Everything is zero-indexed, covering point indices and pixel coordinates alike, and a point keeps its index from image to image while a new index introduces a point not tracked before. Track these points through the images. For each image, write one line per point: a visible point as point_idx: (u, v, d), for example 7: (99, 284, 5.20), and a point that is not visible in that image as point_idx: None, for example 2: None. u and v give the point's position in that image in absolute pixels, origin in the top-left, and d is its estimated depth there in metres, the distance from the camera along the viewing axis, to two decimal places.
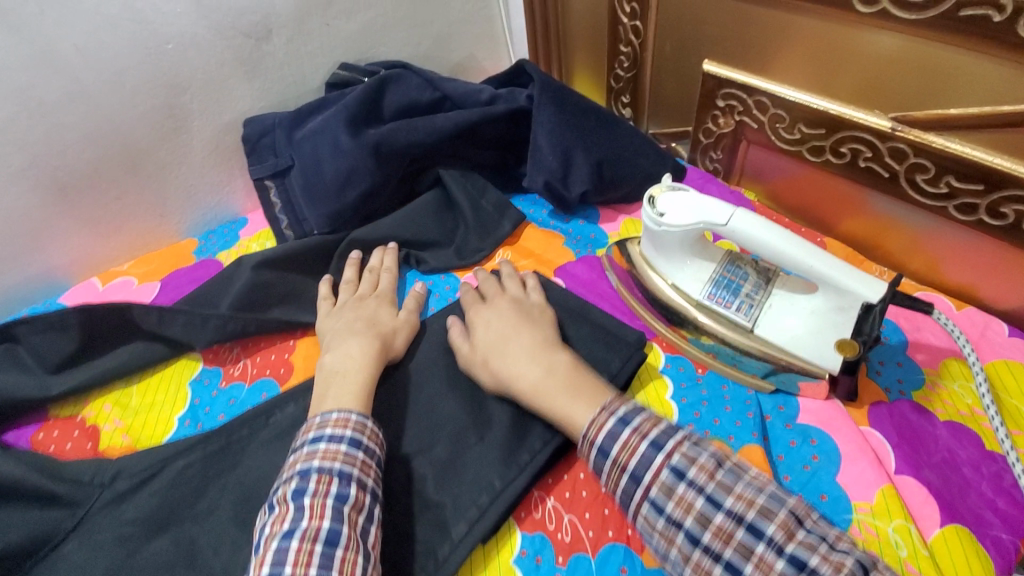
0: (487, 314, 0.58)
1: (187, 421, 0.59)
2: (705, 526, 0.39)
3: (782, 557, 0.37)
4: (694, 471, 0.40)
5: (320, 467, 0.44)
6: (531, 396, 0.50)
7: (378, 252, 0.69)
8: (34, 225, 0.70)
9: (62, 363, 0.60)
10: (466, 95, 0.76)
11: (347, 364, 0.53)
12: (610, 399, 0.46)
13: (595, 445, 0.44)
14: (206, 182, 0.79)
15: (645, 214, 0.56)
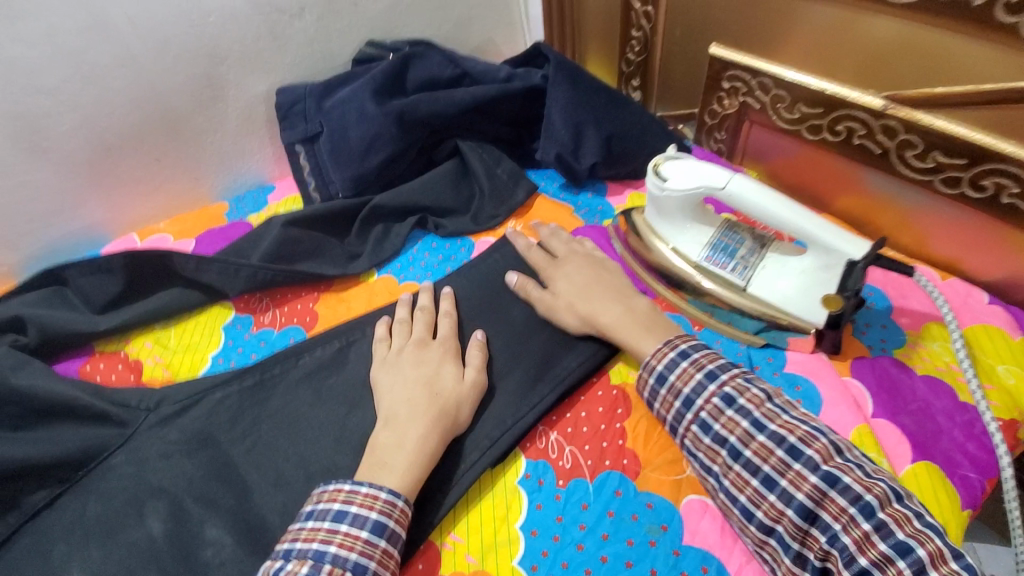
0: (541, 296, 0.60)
1: (221, 360, 0.64)
2: (747, 444, 0.44)
3: (816, 474, 0.42)
4: (744, 399, 0.46)
5: (336, 555, 0.42)
6: (618, 333, 0.55)
7: (428, 293, 0.63)
8: (80, 182, 0.75)
9: (106, 302, 0.66)
10: (485, 72, 0.81)
11: (409, 410, 0.51)
12: (673, 337, 0.51)
13: (655, 371, 0.50)
14: (238, 149, 0.84)
15: (650, 181, 0.61)
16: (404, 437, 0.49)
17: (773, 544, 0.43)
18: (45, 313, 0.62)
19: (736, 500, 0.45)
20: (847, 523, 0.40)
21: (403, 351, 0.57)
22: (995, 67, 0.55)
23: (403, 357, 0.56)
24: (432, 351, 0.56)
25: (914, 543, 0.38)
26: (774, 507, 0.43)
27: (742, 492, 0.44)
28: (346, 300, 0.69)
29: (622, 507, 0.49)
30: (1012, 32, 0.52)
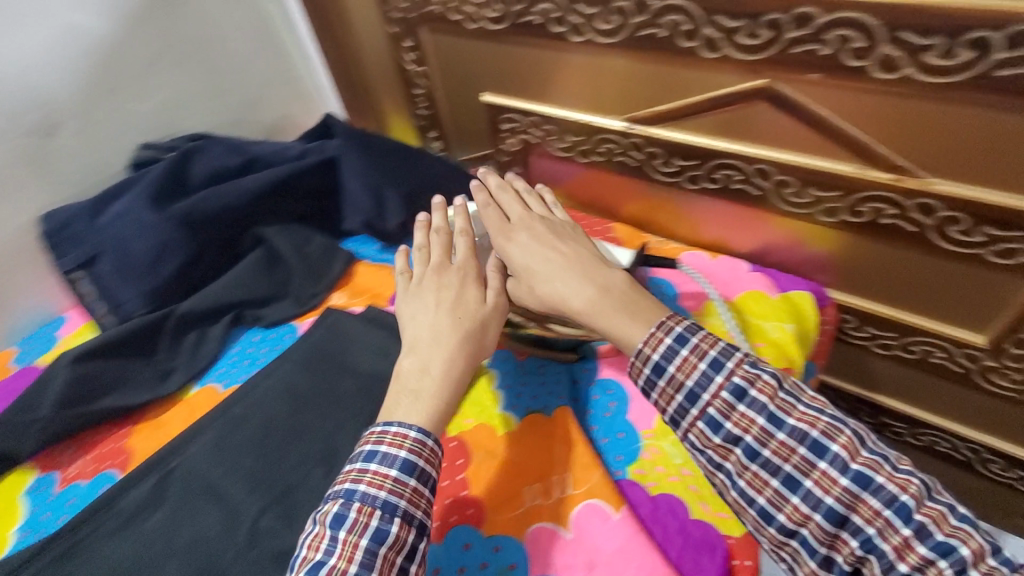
0: (525, 223, 0.62)
1: (26, 533, 0.57)
2: (767, 443, 0.46)
3: (846, 474, 0.43)
4: (756, 390, 0.47)
5: (366, 492, 0.46)
6: (590, 314, 0.54)
7: (439, 212, 0.66)
8: None
9: None
10: (275, 154, 0.81)
11: (433, 336, 0.55)
12: (667, 318, 0.52)
13: (651, 361, 0.50)
14: (10, 287, 0.75)
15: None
16: (428, 364, 0.53)
17: (794, 545, 0.45)
18: None
19: (753, 502, 0.46)
20: (884, 528, 0.42)
21: (423, 278, 0.61)
22: (694, 82, 0.63)
23: (426, 287, 0.59)
24: (455, 279, 0.59)
25: (954, 542, 0.41)
26: (798, 510, 0.45)
27: (760, 494, 0.46)
28: (165, 424, 0.64)
29: (471, 558, 0.50)
30: (692, 54, 0.61)
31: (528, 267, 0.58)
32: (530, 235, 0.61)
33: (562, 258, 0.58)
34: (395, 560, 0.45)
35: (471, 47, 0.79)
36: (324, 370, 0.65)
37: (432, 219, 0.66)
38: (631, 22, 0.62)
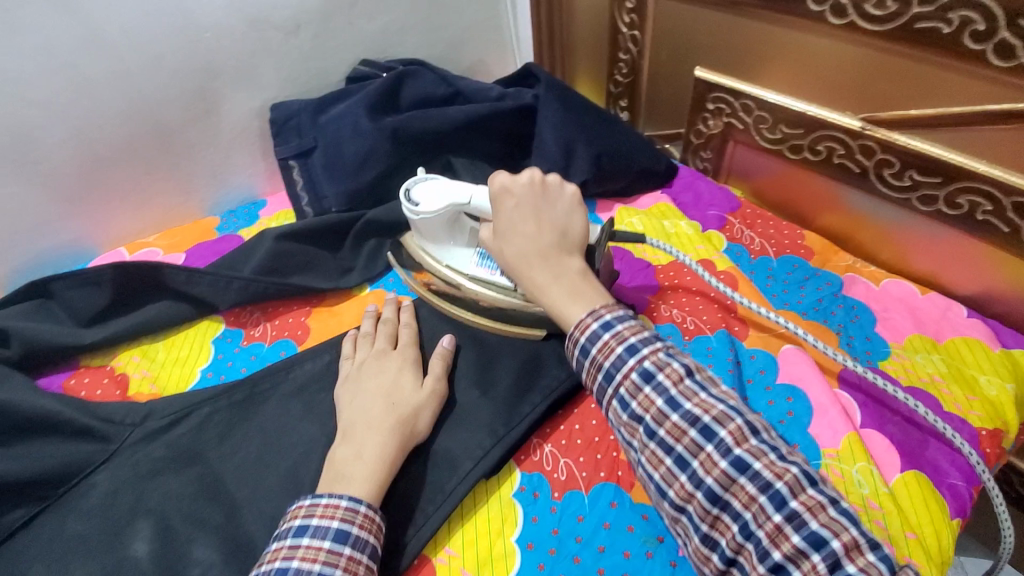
0: (510, 184, 0.54)
1: (210, 374, 0.63)
2: (662, 423, 0.41)
3: (726, 458, 0.38)
4: (663, 375, 0.41)
5: (299, 569, 0.40)
6: (539, 295, 0.49)
7: (390, 306, 0.63)
8: (68, 195, 0.74)
9: (93, 306, 0.64)
10: (477, 91, 0.82)
11: (367, 421, 0.50)
12: (601, 307, 0.46)
13: (577, 346, 0.45)
14: (230, 163, 0.84)
15: (403, 207, 0.62)
16: (363, 447, 0.48)
17: (684, 521, 0.41)
18: (31, 325, 0.60)
19: (650, 478, 0.42)
20: (759, 514, 0.37)
21: (361, 364, 0.56)
22: (966, 91, 0.56)
23: (367, 371, 0.55)
24: (394, 365, 0.56)
25: (826, 534, 0.35)
26: (684, 488, 0.40)
27: (656, 471, 0.41)
28: (340, 313, 0.69)
29: (617, 518, 0.49)
30: (977, 58, 0.54)
31: (500, 240, 0.53)
32: (513, 200, 0.53)
33: (523, 232, 0.52)
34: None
35: (702, 18, 0.76)
36: None
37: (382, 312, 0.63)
38: (913, 12, 0.56)
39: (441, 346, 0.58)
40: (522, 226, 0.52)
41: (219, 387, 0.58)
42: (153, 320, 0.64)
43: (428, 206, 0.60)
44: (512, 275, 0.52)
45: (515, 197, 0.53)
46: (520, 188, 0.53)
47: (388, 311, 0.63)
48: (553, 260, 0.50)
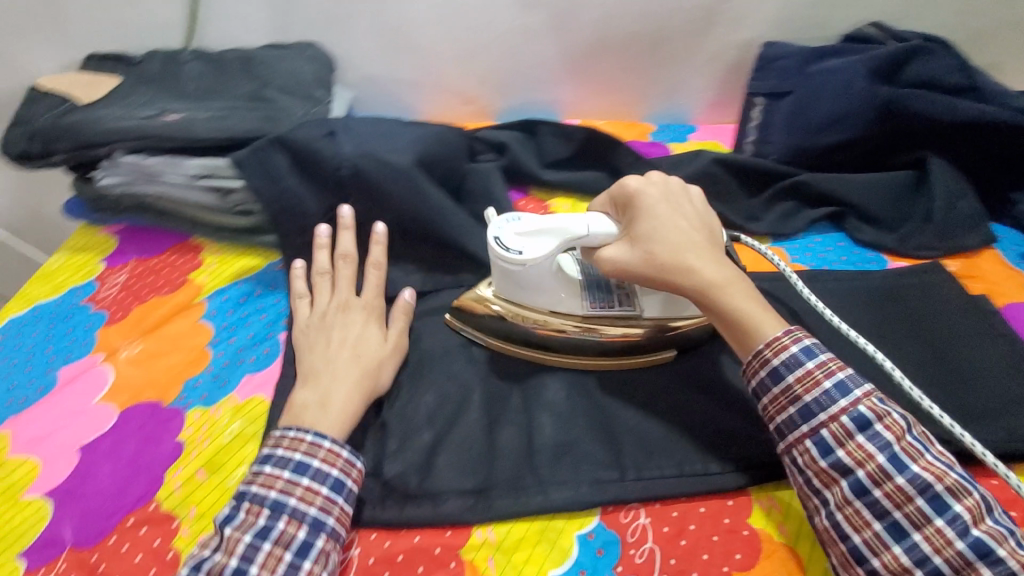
0: (647, 187, 0.54)
1: None
2: (881, 483, 0.42)
3: (965, 539, 0.39)
4: (880, 425, 0.43)
5: (255, 493, 0.45)
6: (715, 296, 0.50)
7: (344, 231, 0.66)
8: (568, 64, 0.90)
9: (557, 154, 0.79)
10: (1000, 92, 0.71)
11: (328, 368, 0.54)
12: (796, 329, 0.48)
13: (771, 367, 0.46)
14: (690, 81, 0.91)
15: (497, 253, 0.56)
16: (328, 395, 0.51)
17: None
18: (520, 151, 0.78)
19: (846, 538, 0.42)
20: None
21: (324, 314, 0.60)
22: None
23: (330, 321, 0.59)
24: (359, 317, 0.59)
25: None
26: (897, 560, 0.40)
27: (857, 532, 0.42)
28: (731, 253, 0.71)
29: None
30: None
31: (658, 241, 0.51)
32: (660, 199, 0.53)
33: (682, 231, 0.52)
34: (282, 559, 0.42)
35: None
36: (901, 315, 0.61)
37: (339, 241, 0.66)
38: None
39: (403, 298, 0.62)
40: (677, 225, 0.52)
41: None
42: (587, 183, 0.76)
43: (532, 252, 0.55)
44: (684, 286, 0.51)
45: (657, 199, 0.53)
46: (660, 190, 0.53)
47: (347, 242, 0.66)
48: (712, 250, 0.52)
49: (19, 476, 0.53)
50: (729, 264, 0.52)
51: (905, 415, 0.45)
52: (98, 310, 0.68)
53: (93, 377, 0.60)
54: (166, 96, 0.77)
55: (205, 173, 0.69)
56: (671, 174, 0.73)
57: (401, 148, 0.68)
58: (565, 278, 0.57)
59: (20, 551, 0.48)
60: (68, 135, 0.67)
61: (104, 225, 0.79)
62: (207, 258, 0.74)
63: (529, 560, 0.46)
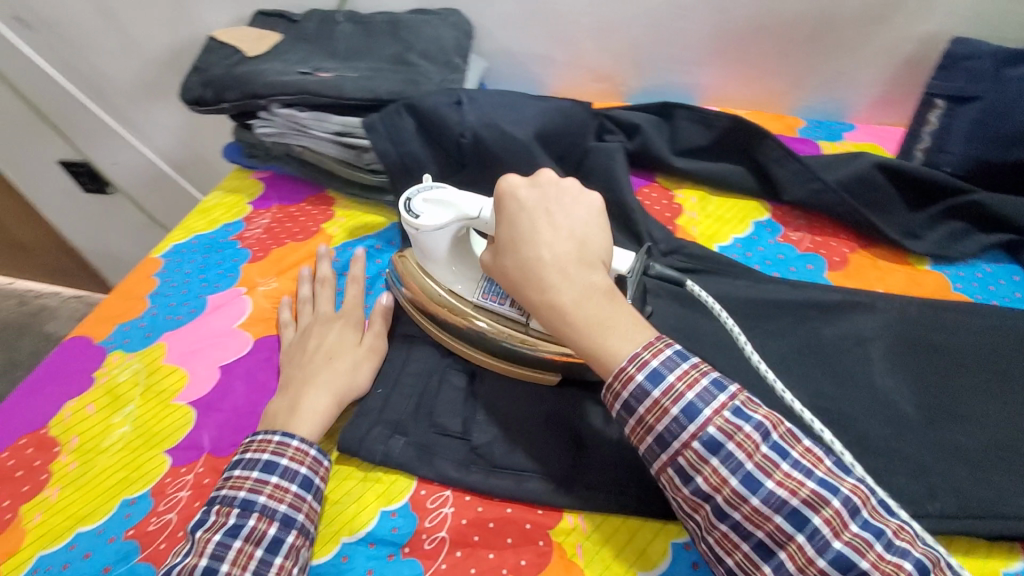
0: (518, 189, 0.49)
1: (739, 245, 0.70)
2: (736, 507, 0.38)
3: (826, 554, 0.36)
4: (732, 445, 0.38)
5: (225, 495, 0.45)
6: (571, 322, 0.43)
7: (323, 262, 0.67)
8: (716, 49, 0.86)
9: (692, 142, 0.77)
10: None
11: (299, 375, 0.54)
12: (647, 347, 0.42)
13: (623, 400, 0.41)
14: (850, 76, 0.85)
15: (403, 217, 0.55)
16: (296, 400, 0.51)
17: None
18: (653, 134, 0.75)
19: (721, 561, 0.40)
20: None
21: (301, 326, 0.60)
22: None
23: (307, 331, 0.59)
24: (336, 326, 0.59)
25: None
26: None
27: (729, 555, 0.39)
28: (880, 270, 0.66)
29: None
30: None
31: (516, 256, 0.46)
32: (528, 204, 0.48)
33: (546, 243, 0.46)
34: (253, 556, 0.42)
35: None
36: None
37: (318, 270, 0.67)
38: None
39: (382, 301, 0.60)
40: (535, 233, 0.46)
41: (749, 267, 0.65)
42: (722, 174, 0.75)
43: (427, 220, 0.54)
44: (534, 302, 0.45)
45: (524, 208, 0.48)
46: (530, 194, 0.48)
47: (320, 273, 0.66)
48: (571, 265, 0.45)
49: (169, 382, 0.59)
50: (599, 275, 0.45)
51: (782, 432, 0.40)
52: (244, 247, 0.75)
53: (235, 306, 0.67)
54: (319, 55, 0.82)
55: (346, 132, 0.73)
56: (821, 176, 0.69)
57: (522, 121, 0.66)
58: (463, 255, 0.57)
59: (167, 447, 0.54)
60: (237, 85, 0.74)
61: (253, 170, 0.88)
62: (338, 211, 0.79)
63: (619, 557, 0.45)
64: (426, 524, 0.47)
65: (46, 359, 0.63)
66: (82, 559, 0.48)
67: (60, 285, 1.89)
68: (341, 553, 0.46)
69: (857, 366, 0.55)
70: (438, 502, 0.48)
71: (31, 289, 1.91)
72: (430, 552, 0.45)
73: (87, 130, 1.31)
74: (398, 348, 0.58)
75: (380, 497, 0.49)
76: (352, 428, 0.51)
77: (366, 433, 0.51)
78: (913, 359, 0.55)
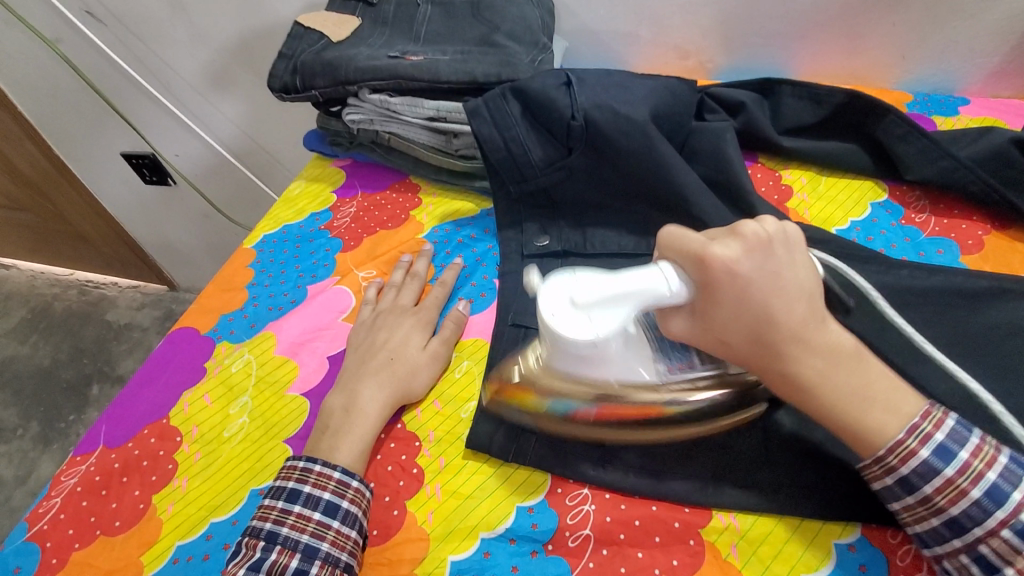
0: (738, 262, 0.38)
1: (858, 229, 0.66)
2: (1012, 560, 0.36)
3: None
4: (1010, 492, 0.36)
5: (254, 526, 0.46)
6: (816, 399, 0.40)
7: (421, 257, 0.67)
8: (820, 19, 0.80)
9: (800, 120, 0.72)
10: None
11: (365, 370, 0.55)
12: (923, 419, 0.39)
13: (893, 472, 0.39)
14: (969, 45, 0.78)
15: (562, 326, 0.40)
16: (351, 401, 0.52)
17: None
18: (759, 111, 0.71)
19: None
20: None
21: (376, 316, 0.61)
22: None
23: (383, 320, 0.60)
24: (410, 321, 0.59)
25: None
26: None
27: None
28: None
29: None
30: None
31: (746, 333, 0.39)
32: (756, 275, 0.39)
33: (794, 311, 0.39)
34: None
35: None
36: None
37: (412, 263, 0.67)
38: None
39: (459, 310, 0.61)
40: (776, 312, 0.39)
41: (877, 252, 0.61)
42: (833, 152, 0.70)
43: (600, 324, 0.40)
44: (774, 377, 0.41)
45: (744, 273, 0.38)
46: (754, 260, 0.39)
47: (414, 267, 0.66)
48: (813, 332, 0.39)
49: (280, 374, 0.59)
50: (840, 333, 0.40)
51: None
52: (335, 236, 0.74)
53: (335, 295, 0.66)
54: (402, 39, 0.79)
55: (438, 116, 0.71)
56: (953, 151, 0.64)
57: (635, 100, 0.63)
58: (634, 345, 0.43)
59: (285, 437, 0.54)
60: (327, 71, 0.73)
61: (334, 159, 0.87)
62: (425, 197, 0.78)
63: (779, 557, 0.43)
64: (568, 521, 0.47)
65: (156, 349, 0.65)
66: (220, 550, 0.48)
67: (117, 276, 1.92)
68: (482, 550, 0.46)
69: (1017, 355, 0.52)
70: (577, 500, 0.48)
71: (92, 281, 1.96)
72: (576, 549, 0.45)
73: (152, 122, 1.32)
74: (512, 340, 0.56)
75: (511, 494, 0.49)
76: (480, 425, 0.51)
77: (495, 427, 0.51)
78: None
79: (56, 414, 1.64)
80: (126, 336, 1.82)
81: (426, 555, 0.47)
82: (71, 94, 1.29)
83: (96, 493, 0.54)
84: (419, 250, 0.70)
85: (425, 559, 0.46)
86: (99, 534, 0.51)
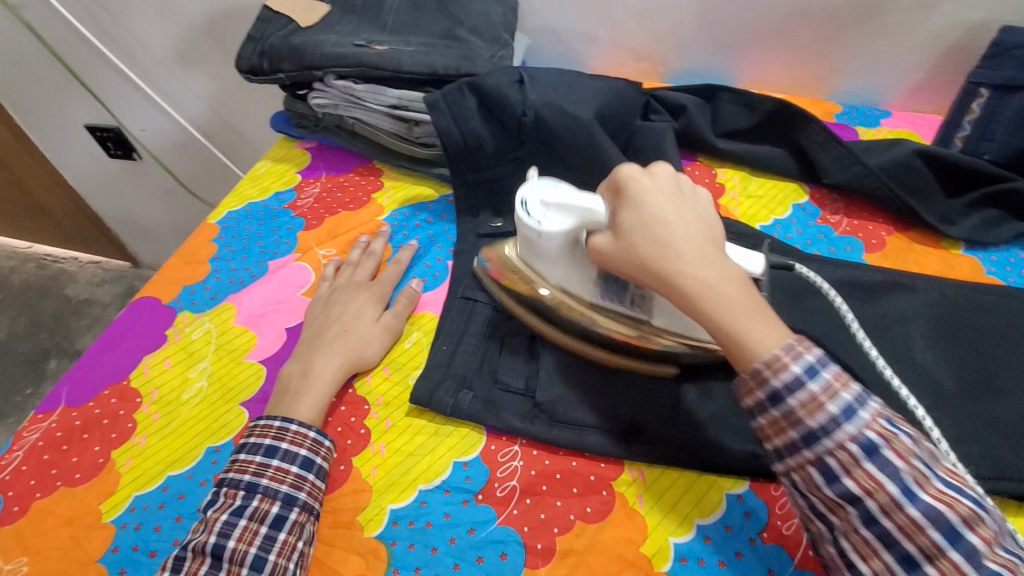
0: (642, 173, 0.48)
1: (779, 226, 0.72)
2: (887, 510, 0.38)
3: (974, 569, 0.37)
4: (886, 444, 0.39)
5: (231, 478, 0.49)
6: (715, 300, 0.43)
7: (378, 237, 0.71)
8: (762, 31, 0.87)
9: (736, 124, 0.79)
10: None
11: (322, 337, 0.59)
12: (795, 342, 0.42)
13: (771, 392, 0.42)
14: (892, 62, 0.86)
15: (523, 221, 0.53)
16: (309, 366, 0.56)
17: None
18: (699, 114, 0.77)
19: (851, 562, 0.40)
20: None
21: (333, 291, 0.65)
22: None
23: (341, 293, 0.64)
24: (365, 295, 0.63)
25: None
26: None
27: (861, 556, 0.39)
28: (919, 253, 0.69)
29: None
30: None
31: (645, 228, 0.46)
32: (656, 187, 0.47)
33: (680, 221, 0.46)
34: (258, 532, 0.47)
35: None
36: None
37: (370, 242, 0.71)
38: None
39: (412, 287, 0.65)
40: (670, 217, 0.46)
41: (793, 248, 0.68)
42: (763, 156, 0.77)
43: (547, 225, 0.52)
44: (675, 294, 0.45)
45: (649, 179, 0.47)
46: (657, 176, 0.48)
47: (371, 245, 0.70)
48: (705, 247, 0.45)
49: (238, 343, 0.63)
50: (729, 261, 0.45)
51: (911, 429, 0.41)
52: (297, 215, 0.77)
53: (294, 272, 0.70)
54: (368, 28, 0.82)
55: (401, 105, 0.75)
56: (864, 159, 0.71)
57: (581, 102, 0.68)
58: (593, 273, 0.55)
59: (241, 401, 0.58)
60: (293, 56, 0.76)
61: (299, 140, 0.90)
62: (386, 181, 0.82)
63: (678, 505, 0.50)
64: (497, 474, 0.52)
65: (117, 317, 0.67)
66: (176, 499, 0.52)
67: (77, 251, 1.89)
68: (419, 499, 0.51)
69: (899, 340, 0.59)
70: (508, 456, 0.53)
71: (50, 255, 1.92)
72: (502, 498, 0.51)
73: (119, 96, 1.32)
74: (460, 319, 0.61)
75: (451, 450, 0.54)
76: (423, 388, 0.56)
77: (437, 385, 0.56)
78: (953, 338, 0.58)
79: (12, 389, 1.62)
80: (86, 311, 1.80)
81: (369, 502, 0.51)
82: (35, 62, 1.28)
83: (58, 448, 0.56)
84: (378, 231, 0.73)
85: (368, 506, 0.51)
86: (60, 485, 0.54)
